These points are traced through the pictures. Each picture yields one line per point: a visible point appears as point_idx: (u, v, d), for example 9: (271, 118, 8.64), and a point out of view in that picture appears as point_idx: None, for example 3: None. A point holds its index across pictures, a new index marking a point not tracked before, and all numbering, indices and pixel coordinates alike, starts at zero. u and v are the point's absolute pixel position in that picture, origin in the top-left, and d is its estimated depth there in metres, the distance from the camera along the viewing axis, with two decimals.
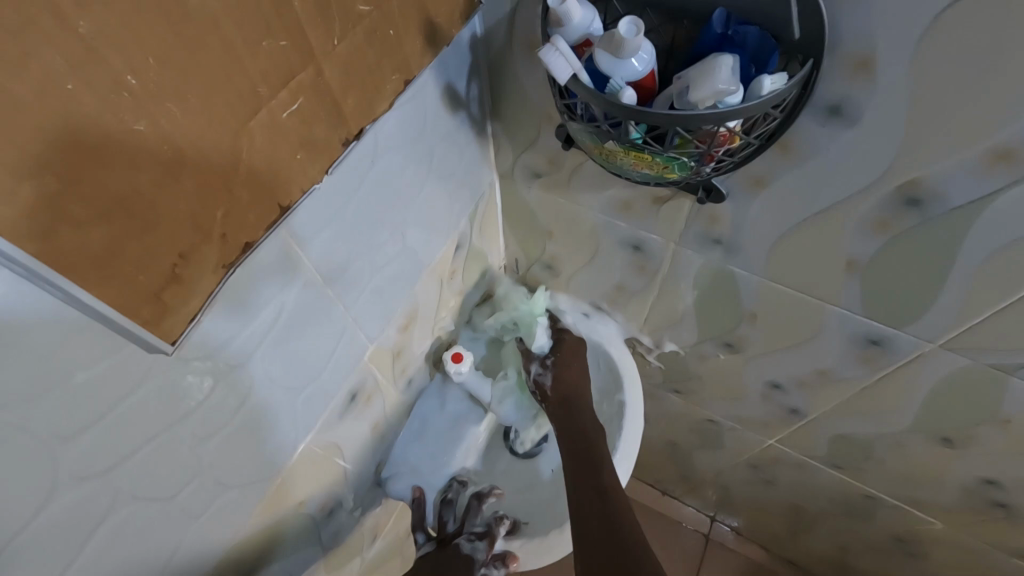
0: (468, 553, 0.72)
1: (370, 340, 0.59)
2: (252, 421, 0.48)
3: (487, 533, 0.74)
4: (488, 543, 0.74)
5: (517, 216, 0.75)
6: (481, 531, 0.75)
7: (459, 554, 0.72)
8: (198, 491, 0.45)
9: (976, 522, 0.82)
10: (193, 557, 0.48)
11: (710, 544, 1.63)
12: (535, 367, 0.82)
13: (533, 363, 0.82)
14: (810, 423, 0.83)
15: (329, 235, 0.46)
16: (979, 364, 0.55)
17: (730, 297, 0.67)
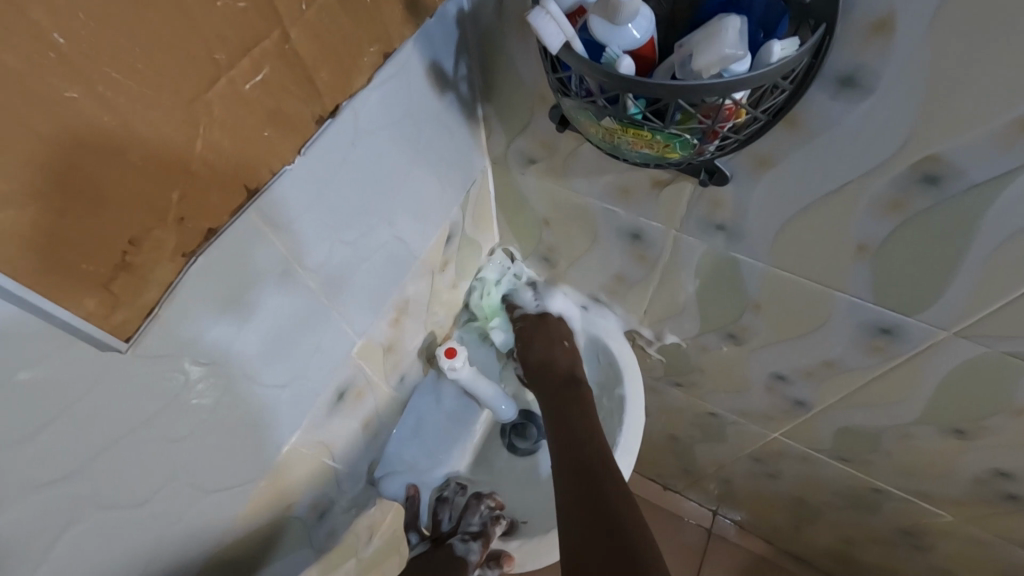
0: (461, 555, 0.69)
1: (357, 334, 0.56)
2: (230, 421, 0.45)
3: (482, 534, 0.70)
4: (483, 543, 0.70)
5: (512, 205, 0.73)
6: (475, 531, 0.71)
7: (453, 556, 0.69)
8: (171, 496, 0.43)
9: (986, 515, 0.79)
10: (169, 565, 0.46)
11: (713, 538, 1.61)
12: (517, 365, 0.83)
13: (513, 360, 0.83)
14: (815, 415, 0.80)
15: (315, 221, 0.44)
16: (995, 352, 0.52)
17: (734, 286, 0.64)
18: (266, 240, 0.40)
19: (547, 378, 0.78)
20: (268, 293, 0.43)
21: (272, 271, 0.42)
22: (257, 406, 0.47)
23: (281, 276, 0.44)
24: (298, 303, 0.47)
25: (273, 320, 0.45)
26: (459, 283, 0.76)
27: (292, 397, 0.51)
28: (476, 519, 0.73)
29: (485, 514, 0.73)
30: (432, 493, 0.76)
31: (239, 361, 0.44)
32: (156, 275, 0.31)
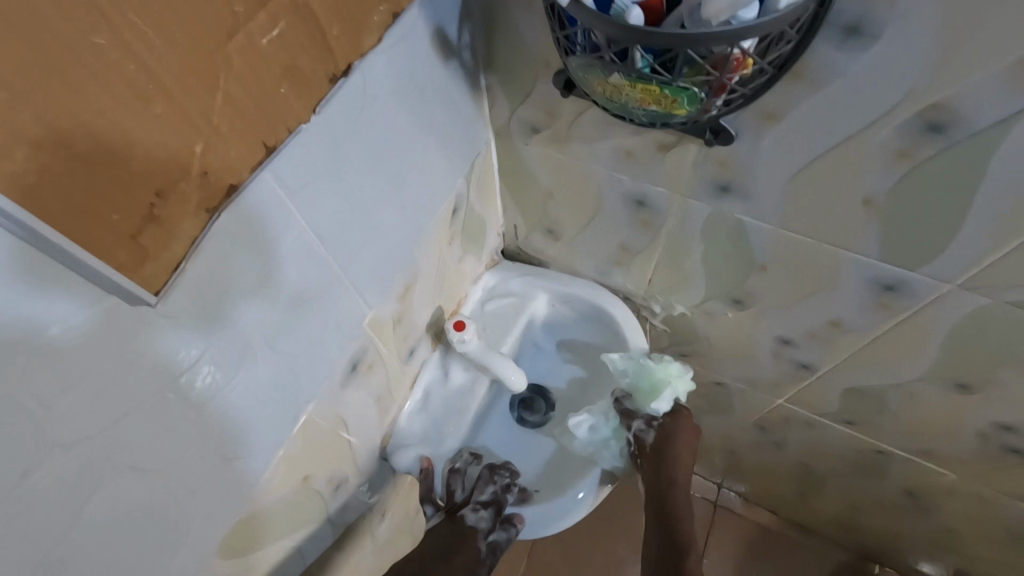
0: (471, 525, 0.72)
1: (369, 305, 0.57)
2: (243, 415, 0.46)
3: (491, 504, 0.72)
4: (493, 512, 0.72)
5: (516, 179, 0.74)
6: (485, 501, 0.73)
7: (465, 525, 0.72)
8: (197, 462, 0.43)
9: (991, 472, 0.81)
10: (198, 536, 0.46)
11: (718, 510, 1.63)
12: (637, 424, 0.79)
13: (634, 418, 0.79)
14: (820, 378, 0.81)
15: (299, 230, 0.43)
16: (999, 302, 0.53)
17: (740, 250, 0.65)
18: (241, 248, 0.39)
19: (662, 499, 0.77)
20: (247, 300, 0.42)
21: (245, 284, 0.41)
22: (237, 401, 0.45)
23: (258, 285, 0.42)
24: (275, 315, 0.45)
25: (249, 327, 0.43)
26: (464, 258, 0.77)
27: (291, 378, 0.50)
28: (489, 488, 0.75)
29: (498, 485, 0.75)
30: (447, 464, 0.77)
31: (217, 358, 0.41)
32: (177, 228, 0.33)
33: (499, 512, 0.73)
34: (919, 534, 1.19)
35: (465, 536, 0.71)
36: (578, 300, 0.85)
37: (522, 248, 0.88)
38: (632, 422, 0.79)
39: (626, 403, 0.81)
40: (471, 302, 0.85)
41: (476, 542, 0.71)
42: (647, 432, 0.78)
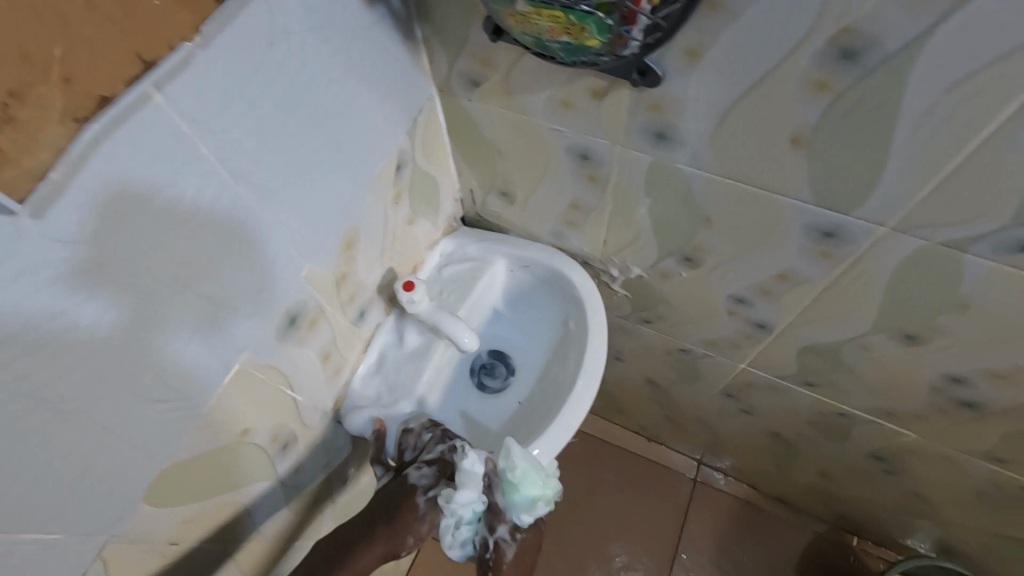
0: (411, 483, 0.69)
1: (303, 257, 0.56)
2: (228, 403, 0.54)
3: (434, 461, 0.70)
4: (437, 469, 0.70)
5: (465, 139, 0.73)
6: (430, 458, 0.70)
7: (406, 484, 0.70)
8: (104, 402, 0.42)
9: (948, 428, 0.81)
10: (116, 478, 0.45)
11: (699, 486, 1.64)
12: (496, 531, 0.67)
13: (496, 523, 0.67)
14: (777, 337, 0.81)
15: (288, 244, 0.54)
16: (932, 244, 0.53)
17: (685, 202, 0.65)
18: (236, 257, 0.48)
19: None
20: (246, 317, 0.52)
21: (246, 296, 0.51)
22: (170, 349, 0.45)
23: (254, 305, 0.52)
24: (265, 329, 0.55)
25: (235, 326, 0.51)
26: (416, 220, 0.77)
27: (231, 330, 0.50)
28: (433, 445, 0.72)
29: (442, 442, 0.71)
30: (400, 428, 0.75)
31: (170, 316, 0.44)
32: (39, 134, 0.33)
33: (440, 468, 0.70)
34: (892, 501, 1.19)
35: (404, 492, 0.69)
36: (535, 263, 0.85)
37: (481, 214, 0.88)
38: (491, 529, 0.67)
39: (495, 497, 0.68)
40: (428, 267, 0.84)
41: (415, 499, 0.68)
42: (501, 545, 0.66)
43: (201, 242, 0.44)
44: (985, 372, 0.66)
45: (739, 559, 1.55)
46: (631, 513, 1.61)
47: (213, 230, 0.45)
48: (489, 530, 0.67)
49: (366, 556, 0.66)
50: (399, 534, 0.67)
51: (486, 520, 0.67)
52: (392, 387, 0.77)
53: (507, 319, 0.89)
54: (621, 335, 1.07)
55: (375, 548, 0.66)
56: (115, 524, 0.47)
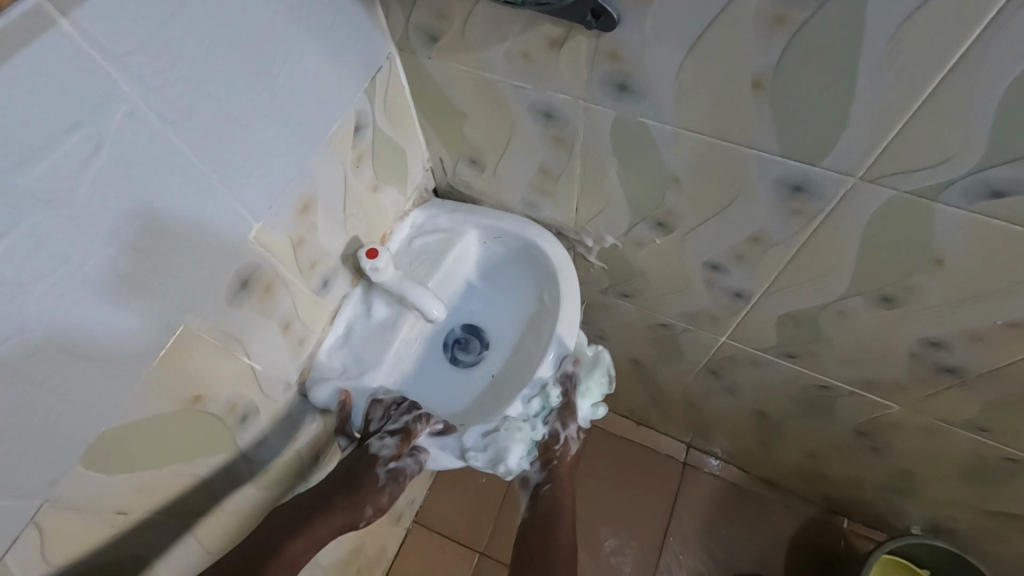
0: (373, 451, 0.70)
1: (254, 217, 0.55)
2: (173, 368, 0.52)
3: (398, 432, 0.69)
4: (400, 440, 0.69)
5: (430, 102, 0.72)
6: (393, 429, 0.70)
7: (367, 453, 0.70)
8: (27, 350, 0.40)
9: (930, 398, 0.79)
10: (45, 433, 0.44)
11: (688, 470, 1.62)
12: (568, 429, 0.76)
13: (571, 422, 0.76)
14: (754, 306, 0.79)
15: (235, 208, 0.52)
16: (901, 194, 0.51)
17: (651, 161, 0.63)
18: (174, 212, 0.47)
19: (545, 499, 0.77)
20: (188, 278, 0.50)
21: (188, 256, 0.49)
22: (92, 300, 0.43)
23: (198, 265, 0.51)
24: (211, 294, 0.53)
25: (157, 279, 0.48)
26: (382, 188, 0.75)
27: (161, 286, 0.48)
28: (399, 415, 0.72)
29: (408, 413, 0.71)
30: (365, 396, 0.74)
31: (93, 264, 0.42)
32: None
33: (402, 439, 0.69)
34: (879, 479, 1.18)
35: (365, 462, 0.70)
36: (508, 234, 0.83)
37: (453, 186, 0.86)
38: (564, 427, 0.76)
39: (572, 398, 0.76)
40: (398, 239, 0.83)
41: (375, 469, 0.69)
42: (569, 440, 0.76)
43: (129, 192, 0.43)
44: (963, 334, 0.65)
45: (729, 543, 1.53)
46: (620, 498, 1.60)
47: (146, 180, 0.43)
48: (562, 426, 0.76)
49: (325, 524, 0.66)
50: (359, 503, 0.68)
51: (558, 418, 0.76)
52: (360, 359, 0.75)
53: (480, 293, 0.87)
54: (602, 312, 1.06)
55: (334, 517, 0.67)
56: (48, 486, 0.46)
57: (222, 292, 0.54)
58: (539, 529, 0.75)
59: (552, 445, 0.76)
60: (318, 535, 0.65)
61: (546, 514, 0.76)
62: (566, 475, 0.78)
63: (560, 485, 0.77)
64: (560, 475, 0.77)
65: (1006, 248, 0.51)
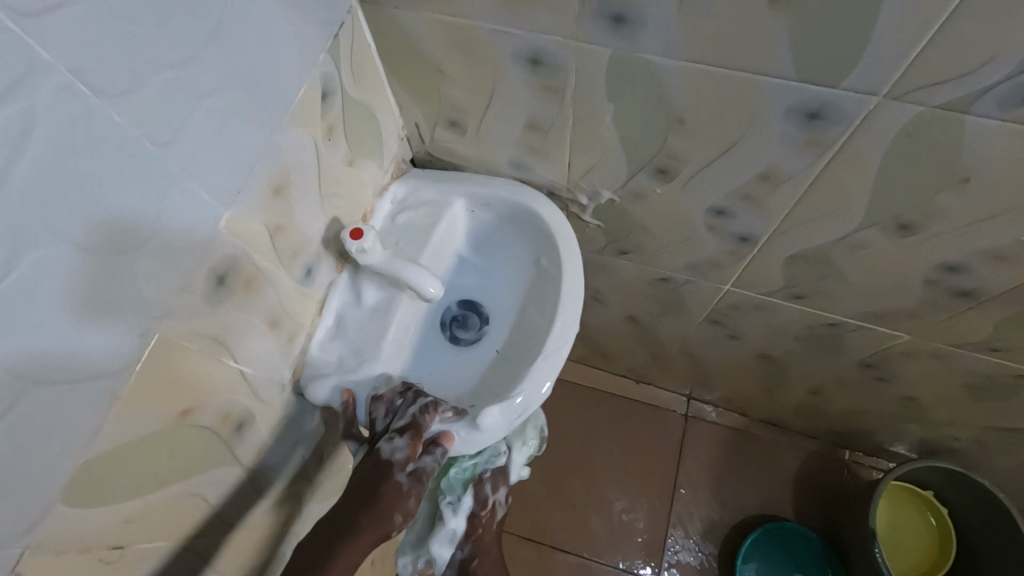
0: (386, 460, 0.64)
1: (222, 204, 0.48)
2: (155, 381, 0.47)
3: (406, 430, 0.64)
4: (411, 439, 0.65)
5: (402, 60, 0.65)
6: (401, 428, 0.65)
7: (381, 460, 0.65)
8: None
9: (942, 323, 0.78)
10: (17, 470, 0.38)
11: (690, 422, 1.63)
12: (499, 494, 0.78)
13: (499, 486, 0.78)
14: (761, 250, 0.76)
15: (201, 193, 0.46)
16: (929, 110, 0.48)
17: (652, 102, 0.58)
18: (130, 204, 0.40)
19: None
20: (157, 279, 0.44)
21: (154, 253, 0.43)
22: (47, 315, 0.37)
23: (168, 263, 0.45)
24: (185, 296, 0.47)
25: (116, 285, 0.41)
26: (359, 161, 0.68)
27: (125, 292, 0.42)
28: (405, 411, 0.66)
29: (414, 408, 0.66)
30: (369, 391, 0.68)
31: (42, 271, 0.36)
32: None
33: (412, 440, 0.64)
34: (884, 409, 1.19)
35: (381, 472, 0.64)
36: (498, 200, 0.78)
37: (432, 154, 0.80)
38: (494, 493, 0.78)
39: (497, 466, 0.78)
40: (379, 216, 0.77)
41: (394, 475, 0.64)
42: (496, 505, 0.78)
43: (74, 183, 0.36)
44: (984, 255, 0.63)
45: (737, 486, 1.55)
46: (626, 457, 1.60)
47: (92, 167, 0.37)
48: (490, 492, 0.78)
49: (353, 549, 0.61)
50: (385, 516, 0.62)
51: (490, 486, 0.78)
52: (355, 349, 0.70)
53: (474, 266, 0.82)
54: (598, 272, 1.02)
55: (362, 538, 0.62)
56: (27, 531, 0.41)
57: (196, 294, 0.48)
58: None
59: (479, 513, 0.78)
60: (348, 561, 0.61)
61: None
62: (489, 539, 0.79)
63: (488, 554, 0.79)
64: (486, 543, 0.79)
65: None
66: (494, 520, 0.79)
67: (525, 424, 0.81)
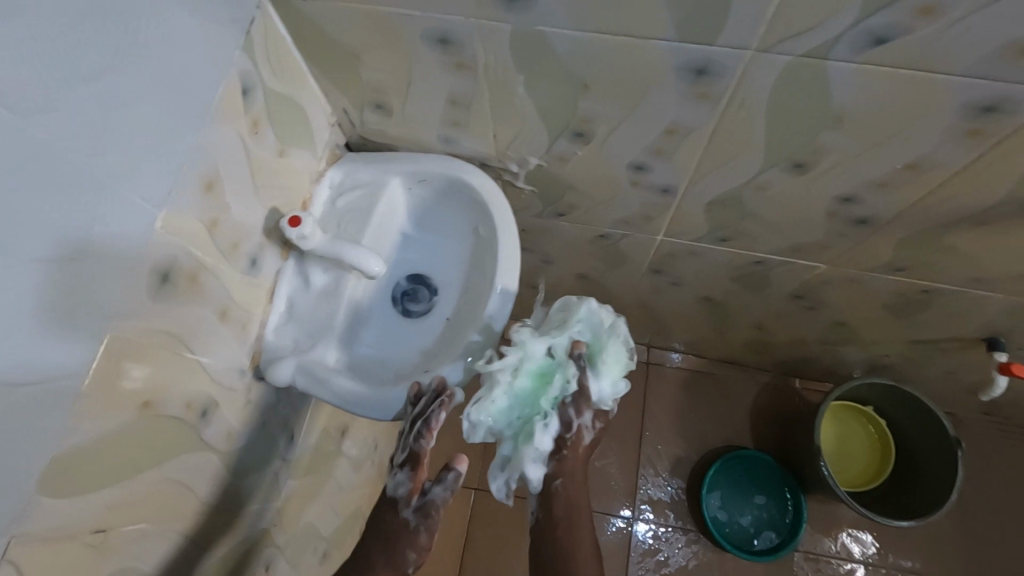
0: (395, 490, 0.71)
1: (155, 206, 0.51)
2: (114, 377, 0.50)
3: (404, 465, 0.70)
4: (410, 472, 0.71)
5: (318, 48, 0.67)
6: (401, 462, 0.71)
7: (391, 494, 0.72)
8: None
9: (850, 250, 0.86)
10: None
11: (652, 369, 1.72)
12: (583, 416, 0.78)
13: (584, 410, 0.78)
14: (681, 199, 0.82)
15: (132, 197, 0.48)
16: (795, 58, 0.53)
17: (556, 70, 0.62)
18: (62, 214, 0.43)
19: (553, 504, 0.77)
20: (102, 282, 0.47)
21: (94, 259, 0.46)
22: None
23: (109, 266, 0.47)
24: (132, 296, 0.50)
25: (62, 292, 0.44)
26: (290, 151, 0.71)
27: (71, 298, 0.45)
28: (399, 438, 0.71)
29: (404, 433, 0.70)
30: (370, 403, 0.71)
31: None
32: None
33: (412, 470, 0.70)
34: (820, 335, 1.28)
35: (392, 505, 0.72)
36: (432, 175, 0.81)
37: (364, 136, 0.83)
38: (578, 417, 0.78)
39: (582, 383, 0.78)
40: (319, 202, 0.80)
41: (402, 510, 0.71)
42: (581, 429, 0.79)
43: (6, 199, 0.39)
44: (872, 185, 0.69)
45: (699, 422, 1.66)
46: None
47: (23, 183, 0.39)
48: (575, 415, 0.78)
49: None
50: (400, 542, 0.70)
51: (575, 409, 0.78)
52: (309, 331, 0.74)
53: (419, 241, 0.87)
54: (541, 235, 1.06)
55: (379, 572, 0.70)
56: (12, 524, 0.45)
57: (142, 293, 0.51)
58: (563, 529, 0.77)
59: (566, 436, 0.78)
60: None
61: (564, 513, 0.77)
62: (576, 460, 0.79)
63: (571, 476, 0.78)
64: (570, 465, 0.79)
65: (900, 88, 0.54)
66: (581, 443, 0.79)
67: (601, 338, 0.80)
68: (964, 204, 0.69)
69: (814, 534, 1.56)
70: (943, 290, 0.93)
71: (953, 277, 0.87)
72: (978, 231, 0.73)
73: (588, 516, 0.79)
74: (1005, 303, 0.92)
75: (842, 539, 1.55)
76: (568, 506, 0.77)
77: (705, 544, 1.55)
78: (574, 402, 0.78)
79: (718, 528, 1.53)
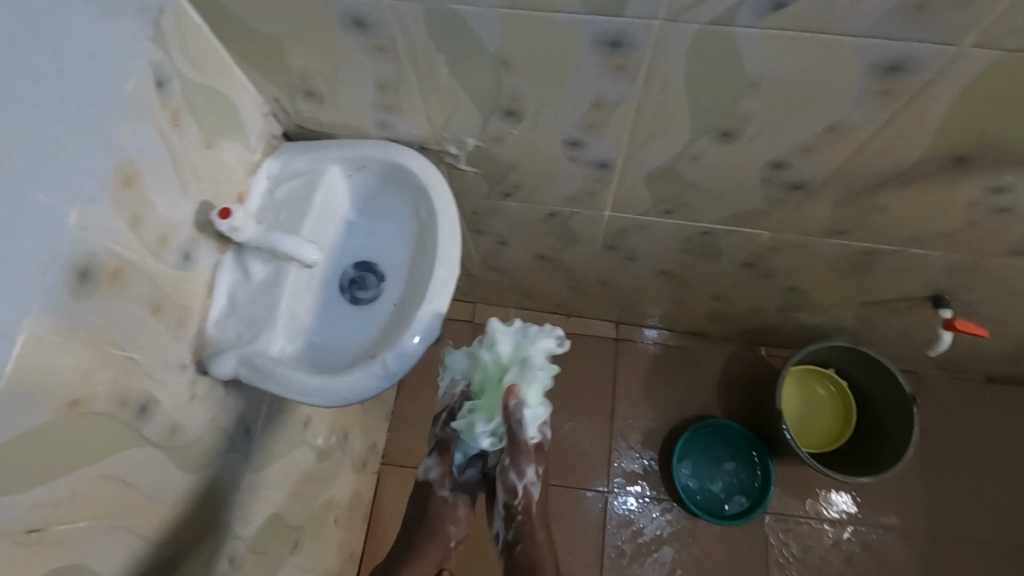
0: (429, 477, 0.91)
1: (65, 202, 0.51)
2: (34, 376, 0.50)
3: (433, 452, 0.91)
4: (438, 459, 0.91)
5: (237, 37, 0.66)
6: (430, 450, 0.91)
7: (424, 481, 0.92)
8: None
9: (789, 216, 0.87)
10: None
11: (621, 345, 1.74)
12: (526, 477, 0.85)
13: (526, 470, 0.84)
14: (621, 174, 0.83)
15: (37, 193, 0.48)
16: (703, 25, 0.54)
17: (476, 49, 0.62)
18: None
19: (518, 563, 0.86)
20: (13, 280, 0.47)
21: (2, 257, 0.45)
22: None
23: (19, 264, 0.47)
24: (47, 294, 0.50)
25: None
26: (218, 142, 0.70)
27: None
28: (434, 430, 0.91)
29: (438, 426, 0.89)
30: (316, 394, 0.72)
31: None
32: None
33: (442, 459, 0.90)
34: (777, 302, 1.31)
35: (425, 490, 0.91)
36: (371, 161, 0.81)
37: (300, 125, 0.82)
38: (523, 478, 0.85)
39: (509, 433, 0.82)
40: (256, 193, 0.79)
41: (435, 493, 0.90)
42: (528, 486, 0.86)
43: None
44: (798, 150, 0.70)
45: (669, 395, 1.68)
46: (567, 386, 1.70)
47: None
48: (518, 477, 0.85)
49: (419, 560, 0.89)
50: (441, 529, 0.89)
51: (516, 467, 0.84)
52: (251, 322, 0.74)
53: (364, 228, 0.87)
54: (493, 216, 1.07)
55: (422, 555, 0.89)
56: None
57: (58, 290, 0.51)
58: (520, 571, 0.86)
59: (513, 501, 0.87)
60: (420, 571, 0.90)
61: (523, 558, 0.86)
62: (533, 516, 0.88)
63: (533, 537, 0.87)
64: (528, 530, 0.87)
65: (808, 51, 0.55)
66: (529, 493, 0.86)
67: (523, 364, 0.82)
68: (887, 165, 0.70)
69: (783, 496, 1.60)
70: (883, 251, 0.95)
71: (890, 238, 0.89)
72: (905, 190, 0.75)
73: (549, 553, 0.87)
74: (943, 261, 0.95)
75: (810, 499, 1.60)
76: (525, 552, 0.86)
77: (679, 512, 1.59)
78: (515, 464, 0.84)
79: (691, 496, 1.57)
